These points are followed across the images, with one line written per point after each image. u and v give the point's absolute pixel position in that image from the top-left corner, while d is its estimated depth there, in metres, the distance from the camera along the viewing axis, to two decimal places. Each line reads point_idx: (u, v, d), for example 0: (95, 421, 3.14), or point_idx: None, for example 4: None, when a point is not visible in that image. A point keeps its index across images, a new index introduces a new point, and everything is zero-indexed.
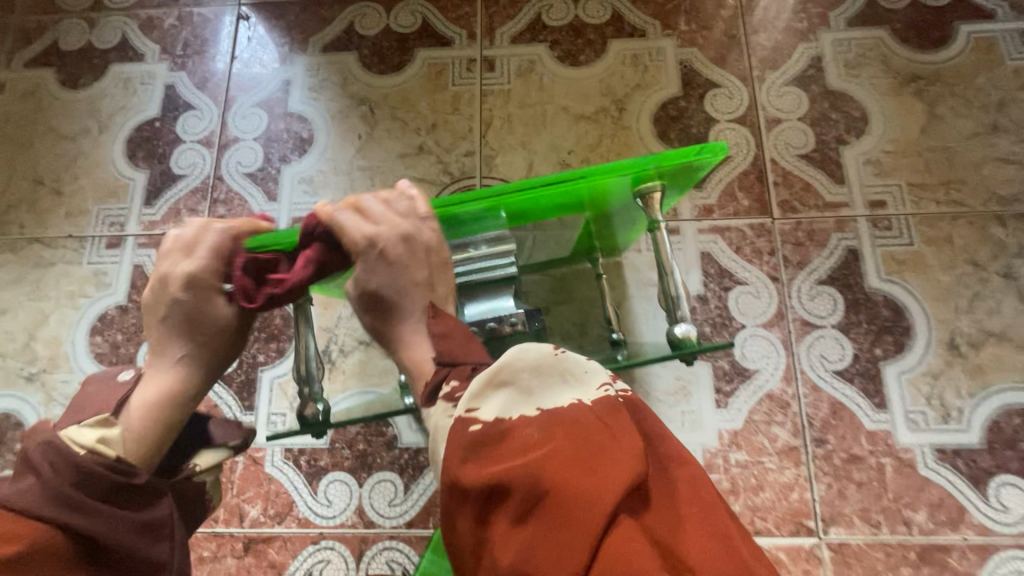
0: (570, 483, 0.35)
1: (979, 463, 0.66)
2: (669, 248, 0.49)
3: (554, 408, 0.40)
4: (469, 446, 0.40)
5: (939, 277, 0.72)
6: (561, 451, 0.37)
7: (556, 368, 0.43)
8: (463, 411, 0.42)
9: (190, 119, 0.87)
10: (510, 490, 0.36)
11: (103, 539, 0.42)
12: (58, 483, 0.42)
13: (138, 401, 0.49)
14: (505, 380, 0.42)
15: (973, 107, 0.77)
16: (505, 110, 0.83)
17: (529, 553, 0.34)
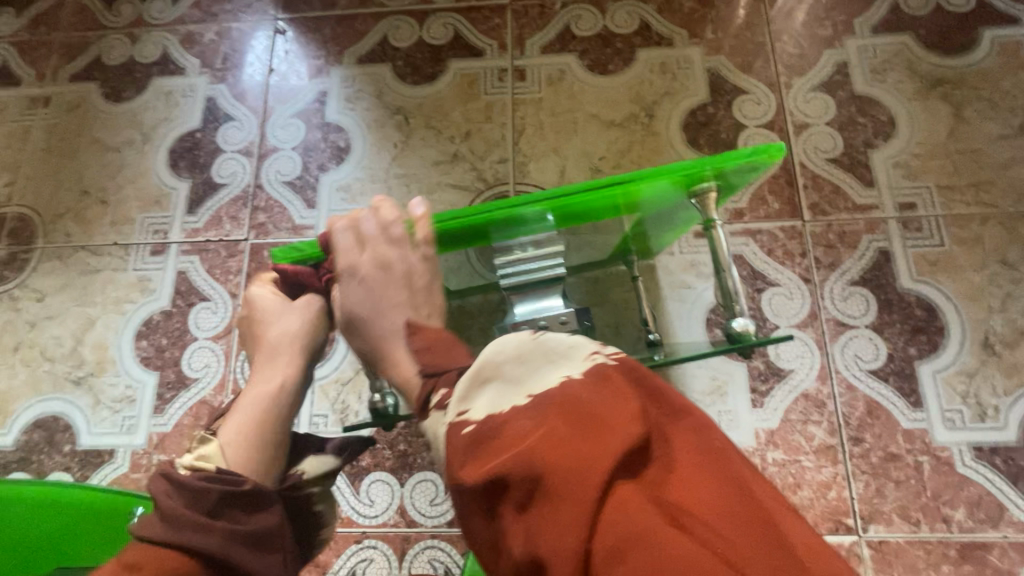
0: (566, 464, 0.35)
1: (1017, 461, 0.66)
2: (726, 248, 0.50)
3: (544, 392, 0.40)
4: (466, 446, 0.40)
5: (971, 277, 0.73)
6: (555, 430, 0.37)
7: (538, 351, 0.42)
8: (453, 417, 0.42)
9: (230, 130, 0.90)
10: (512, 483, 0.36)
11: (219, 553, 0.45)
12: (175, 513, 0.46)
13: (236, 424, 0.54)
14: (491, 376, 0.42)
15: (999, 110, 0.79)
16: (536, 118, 0.85)
17: (537, 536, 0.34)
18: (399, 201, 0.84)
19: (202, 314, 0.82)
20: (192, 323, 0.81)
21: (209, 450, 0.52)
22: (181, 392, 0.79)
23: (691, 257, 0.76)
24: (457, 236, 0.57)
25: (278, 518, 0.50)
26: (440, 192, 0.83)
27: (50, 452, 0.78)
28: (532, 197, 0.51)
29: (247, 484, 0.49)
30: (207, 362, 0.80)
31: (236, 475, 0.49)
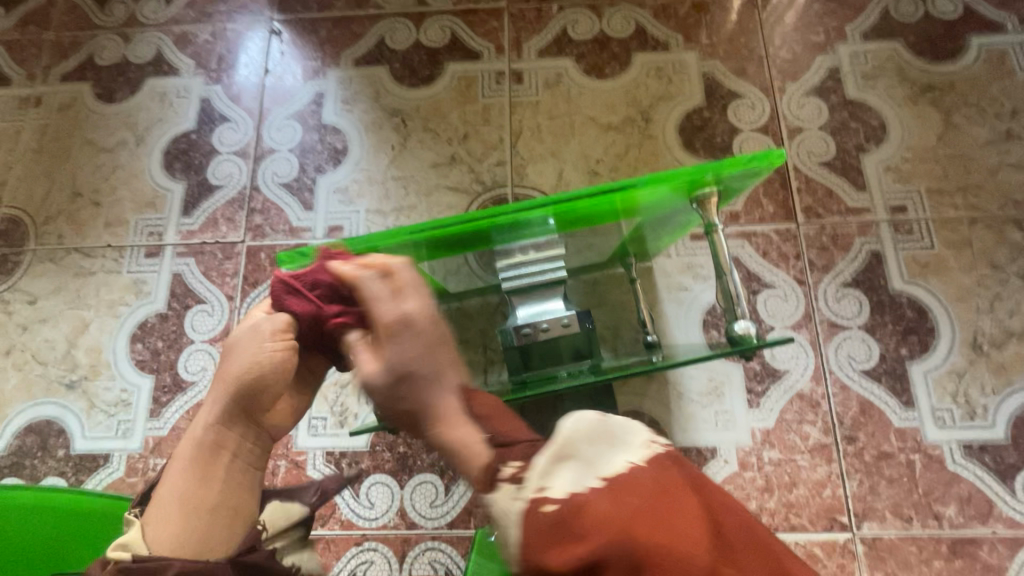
0: (671, 550, 0.37)
1: (1005, 458, 0.68)
2: (727, 253, 0.50)
3: (615, 476, 0.41)
4: (549, 529, 0.39)
5: (960, 279, 0.74)
6: (644, 519, 0.38)
7: (610, 436, 0.44)
8: (532, 492, 0.41)
9: (225, 131, 0.90)
10: (613, 567, 0.37)
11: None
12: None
13: (178, 507, 0.49)
14: (569, 452, 0.43)
15: (986, 115, 0.80)
16: (533, 120, 0.86)
17: None
18: (397, 204, 0.84)
19: (198, 317, 0.81)
20: (188, 326, 0.81)
21: (130, 535, 0.48)
22: (177, 396, 0.78)
23: (688, 259, 0.77)
24: (458, 241, 0.57)
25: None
26: (439, 195, 0.84)
27: (44, 456, 0.77)
28: (534, 202, 0.51)
29: (171, 569, 0.46)
30: (204, 365, 0.79)
31: (159, 559, 0.46)
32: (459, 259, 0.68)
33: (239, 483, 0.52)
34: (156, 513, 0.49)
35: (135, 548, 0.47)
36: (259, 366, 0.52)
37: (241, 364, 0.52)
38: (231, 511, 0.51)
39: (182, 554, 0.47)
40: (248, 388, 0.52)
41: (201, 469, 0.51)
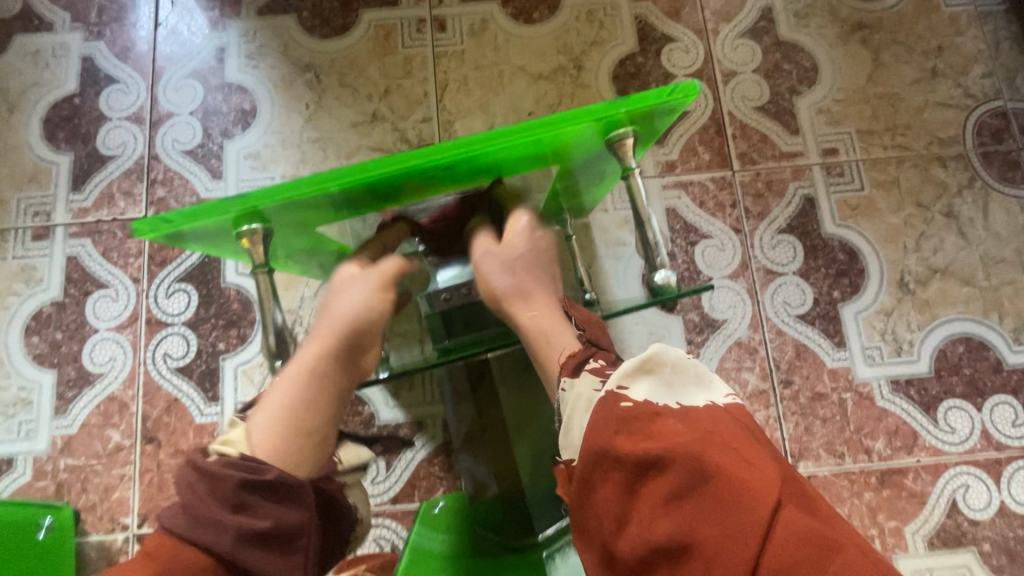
0: (743, 469, 0.35)
1: (929, 390, 0.70)
2: (645, 198, 0.48)
3: (693, 406, 0.40)
4: (622, 420, 0.40)
5: (889, 219, 0.75)
6: (718, 438, 0.37)
7: (699, 376, 0.43)
8: (613, 386, 0.42)
9: (114, 94, 0.80)
10: (677, 471, 0.36)
11: (230, 558, 0.38)
12: (197, 502, 0.39)
13: (277, 407, 0.46)
14: (652, 369, 0.43)
15: (914, 53, 0.80)
16: (459, 72, 0.80)
17: (689, 523, 0.34)
18: (316, 168, 0.77)
19: (101, 302, 0.73)
20: (90, 313, 0.73)
21: (234, 435, 0.45)
22: (84, 390, 0.71)
23: (624, 213, 0.75)
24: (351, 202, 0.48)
25: (308, 515, 0.43)
26: (362, 156, 0.78)
27: None
28: (428, 151, 0.43)
29: (270, 474, 0.41)
30: (111, 355, 0.72)
31: (259, 464, 0.42)
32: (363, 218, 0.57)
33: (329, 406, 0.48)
34: (259, 418, 0.46)
35: (237, 450, 0.43)
36: (365, 312, 0.52)
37: (341, 315, 0.51)
38: (321, 435, 0.46)
39: (281, 466, 0.43)
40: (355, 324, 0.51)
41: (310, 386, 0.48)
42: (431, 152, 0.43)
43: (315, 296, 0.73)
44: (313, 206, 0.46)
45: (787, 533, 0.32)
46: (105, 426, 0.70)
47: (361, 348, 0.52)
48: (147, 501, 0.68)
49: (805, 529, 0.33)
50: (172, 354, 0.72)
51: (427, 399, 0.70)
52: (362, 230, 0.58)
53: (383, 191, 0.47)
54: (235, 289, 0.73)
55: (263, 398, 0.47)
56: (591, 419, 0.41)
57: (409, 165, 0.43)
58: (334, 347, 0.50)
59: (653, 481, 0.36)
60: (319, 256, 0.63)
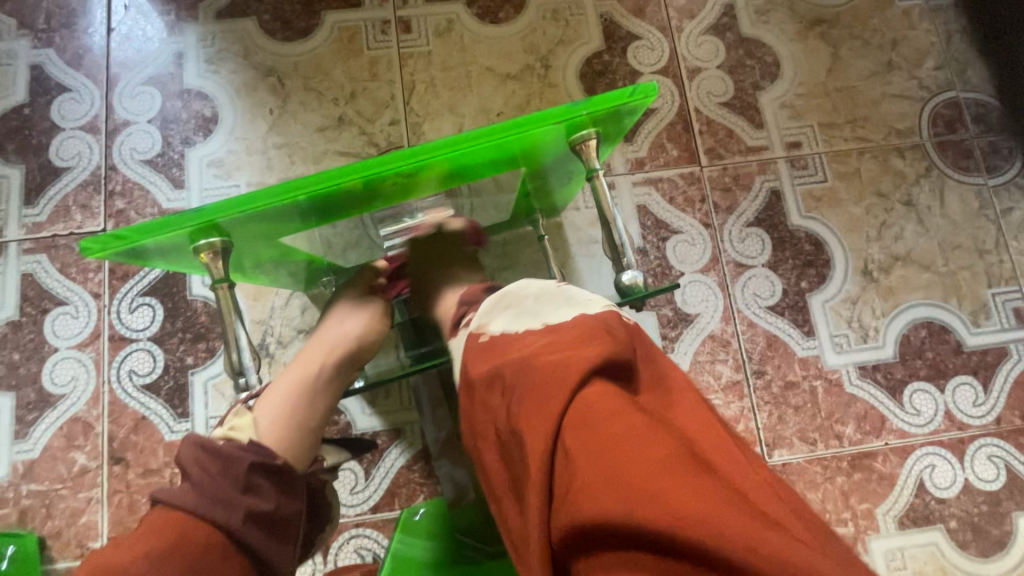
0: (564, 353, 0.37)
1: (895, 375, 0.72)
2: (611, 200, 0.48)
3: (558, 322, 0.40)
4: (484, 347, 0.42)
5: (851, 210, 0.77)
6: (553, 338, 0.39)
7: (565, 296, 0.43)
8: (474, 327, 0.45)
9: (67, 103, 0.77)
10: (509, 371, 0.38)
11: (239, 535, 0.40)
12: (206, 480, 0.41)
13: (279, 405, 0.47)
14: (512, 304, 0.45)
15: (870, 47, 0.82)
16: (426, 73, 0.79)
17: (516, 408, 0.36)
18: (283, 175, 0.76)
19: (60, 320, 0.71)
20: (49, 332, 0.70)
21: (242, 422, 0.45)
22: (46, 412, 0.69)
23: (596, 211, 0.75)
24: (312, 212, 0.47)
25: (302, 506, 0.45)
26: (329, 161, 0.76)
27: None
28: (389, 157, 0.42)
29: (279, 462, 0.44)
30: (73, 375, 0.69)
31: (270, 452, 0.44)
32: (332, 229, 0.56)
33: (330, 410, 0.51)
34: (267, 408, 0.47)
35: (246, 437, 0.44)
36: (367, 329, 0.55)
37: (345, 329, 0.54)
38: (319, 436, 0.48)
39: (285, 457, 0.45)
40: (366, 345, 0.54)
41: (315, 390, 0.50)
42: (394, 159, 0.42)
43: (287, 304, 0.72)
44: (278, 216, 0.45)
45: (590, 403, 0.34)
46: (69, 448, 0.68)
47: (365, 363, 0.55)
48: (117, 523, 0.66)
49: (612, 399, 0.34)
50: (138, 371, 0.70)
51: (404, 405, 0.70)
52: (332, 239, 0.57)
53: (351, 200, 0.47)
54: (202, 302, 0.71)
55: (268, 391, 0.48)
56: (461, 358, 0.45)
57: (371, 173, 0.42)
58: (341, 357, 0.53)
59: (490, 384, 0.39)
60: (288, 265, 0.62)
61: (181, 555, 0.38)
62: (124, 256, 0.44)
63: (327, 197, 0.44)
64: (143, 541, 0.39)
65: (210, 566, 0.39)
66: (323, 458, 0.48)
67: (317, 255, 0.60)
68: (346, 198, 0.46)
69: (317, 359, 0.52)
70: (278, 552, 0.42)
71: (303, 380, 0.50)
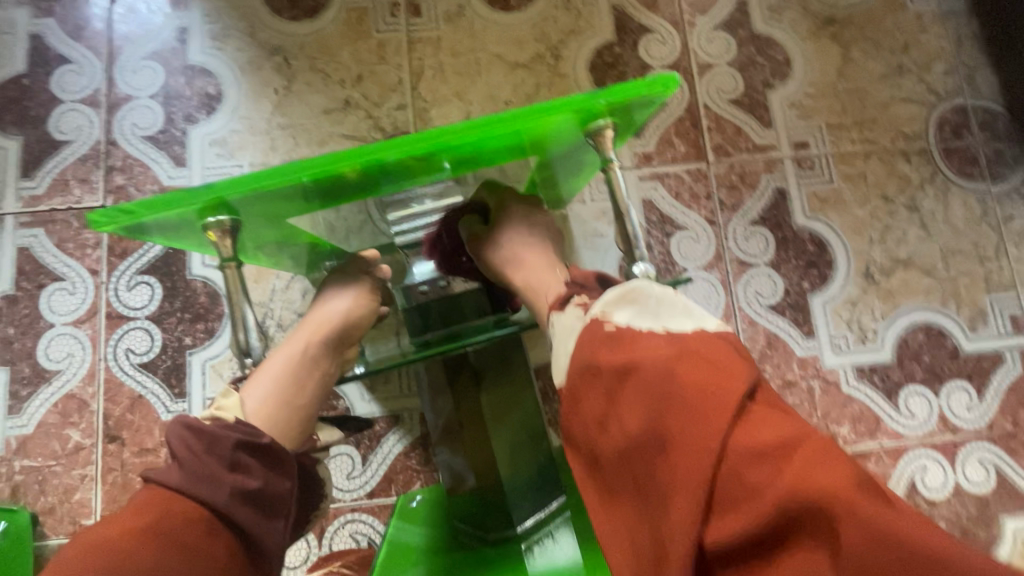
0: (711, 369, 0.36)
1: (892, 377, 0.73)
2: (624, 191, 0.47)
3: (682, 331, 0.39)
4: (604, 337, 0.41)
5: (856, 212, 0.77)
6: (690, 347, 0.38)
7: (684, 306, 0.41)
8: (596, 313, 0.43)
9: (67, 74, 0.75)
10: (643, 377, 0.37)
11: (225, 512, 0.37)
12: (189, 458, 0.38)
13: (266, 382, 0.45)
14: (634, 299, 0.42)
15: (881, 49, 0.82)
16: (435, 58, 0.78)
17: (660, 418, 0.35)
18: (287, 156, 0.75)
19: (56, 296, 0.70)
20: (45, 308, 0.70)
21: (229, 402, 0.43)
22: (40, 388, 0.68)
23: (602, 204, 0.75)
24: (321, 192, 0.46)
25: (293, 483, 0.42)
26: (334, 144, 0.75)
27: None
28: (404, 140, 0.41)
29: (265, 440, 0.41)
30: (69, 351, 0.69)
31: (255, 429, 0.41)
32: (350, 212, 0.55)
33: (322, 386, 0.48)
34: (255, 389, 0.44)
35: (231, 415, 0.42)
36: (358, 314, 0.52)
37: (333, 311, 0.51)
38: (310, 414, 0.46)
39: (274, 436, 0.43)
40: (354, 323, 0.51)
41: (305, 367, 0.47)
42: (407, 142, 0.41)
43: (287, 287, 0.71)
44: (285, 196, 0.45)
45: (749, 431, 0.33)
46: (64, 425, 0.67)
47: (354, 341, 0.52)
48: (111, 502, 0.66)
49: (773, 424, 0.34)
50: (135, 349, 0.69)
51: (404, 392, 0.69)
52: (333, 222, 0.56)
53: (364, 180, 0.46)
54: (201, 283, 0.71)
55: (257, 369, 0.46)
56: (577, 338, 0.43)
57: (383, 154, 0.42)
58: (329, 332, 0.50)
59: (621, 381, 0.38)
60: (290, 248, 0.61)
61: (168, 531, 0.35)
62: (130, 231, 0.43)
63: (336, 179, 0.44)
64: (130, 517, 0.36)
65: (199, 542, 0.36)
66: (315, 437, 0.46)
67: (320, 237, 0.59)
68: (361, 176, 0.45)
69: (302, 336, 0.49)
70: (267, 530, 0.39)
71: (291, 357, 0.47)
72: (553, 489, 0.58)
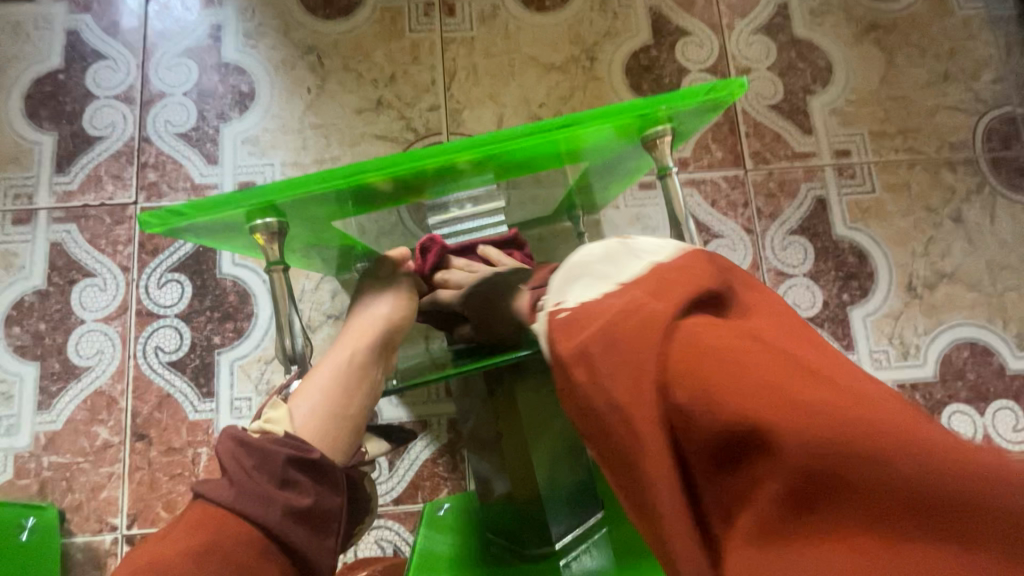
0: (652, 311, 0.33)
1: (934, 395, 0.70)
2: (682, 199, 0.46)
3: (634, 279, 0.36)
4: (562, 325, 0.35)
5: (898, 223, 0.75)
6: (633, 295, 0.35)
7: (626, 249, 0.39)
8: (549, 307, 0.38)
9: (102, 70, 0.75)
10: (594, 345, 0.33)
11: (277, 532, 0.35)
12: (241, 475, 0.36)
13: (314, 394, 0.43)
14: (583, 270, 0.38)
15: (927, 55, 0.79)
16: (468, 59, 0.77)
17: (616, 380, 0.32)
18: (318, 156, 0.74)
19: (87, 292, 0.70)
20: (76, 303, 0.69)
21: (277, 413, 0.41)
22: (70, 384, 0.68)
23: (636, 210, 0.73)
24: (367, 194, 0.45)
25: (344, 500, 0.39)
26: (365, 145, 0.75)
27: None
28: (459, 144, 0.40)
29: (315, 454, 0.39)
30: (99, 348, 0.69)
31: (304, 443, 0.39)
32: (391, 215, 0.54)
33: (368, 398, 0.45)
34: (303, 400, 0.42)
35: (282, 429, 0.40)
36: (401, 319, 0.50)
37: (376, 317, 0.49)
38: (360, 425, 0.43)
39: (324, 449, 0.41)
40: (396, 333, 0.49)
41: (352, 375, 0.45)
42: (462, 147, 0.40)
43: (317, 289, 0.70)
44: (333, 198, 0.44)
45: (698, 355, 0.30)
46: (92, 422, 0.67)
47: (394, 349, 0.50)
48: (137, 501, 0.65)
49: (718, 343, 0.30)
50: (164, 347, 0.69)
51: (434, 398, 0.69)
52: (368, 223, 0.55)
53: (412, 185, 0.45)
54: (231, 282, 0.70)
55: (304, 380, 0.44)
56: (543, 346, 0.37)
57: (436, 159, 0.40)
58: (373, 340, 0.48)
59: (582, 363, 0.33)
60: (323, 249, 0.60)
61: (221, 553, 0.34)
62: (174, 232, 0.43)
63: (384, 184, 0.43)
64: (183, 536, 0.34)
65: (251, 564, 0.34)
66: (364, 450, 0.44)
67: (352, 239, 0.58)
68: (412, 180, 0.44)
69: (347, 345, 0.47)
70: (318, 550, 0.37)
71: (333, 368, 0.45)
72: (591, 505, 0.58)
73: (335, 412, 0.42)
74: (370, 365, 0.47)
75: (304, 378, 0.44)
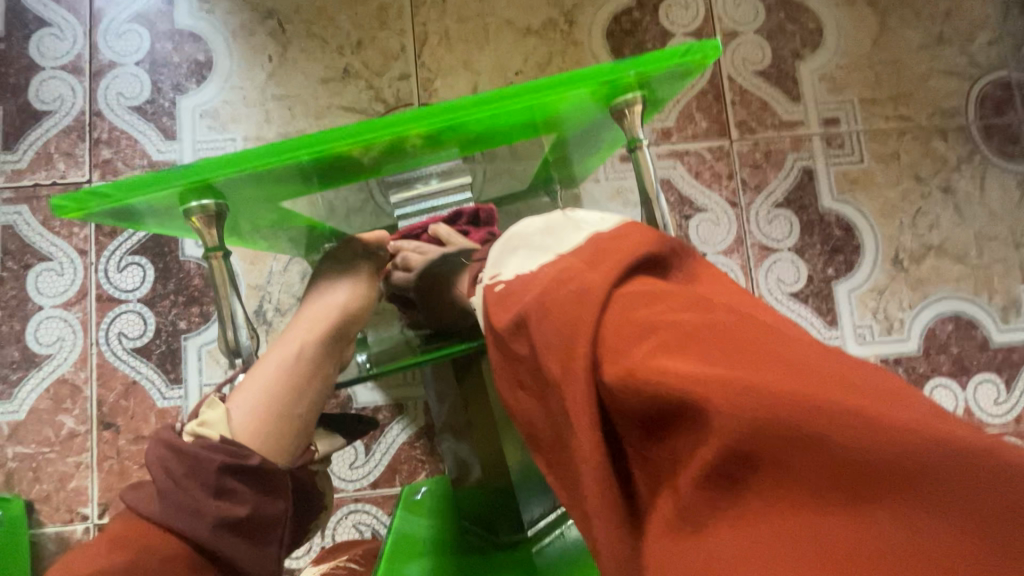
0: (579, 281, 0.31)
1: (917, 369, 0.70)
2: (654, 174, 0.43)
3: (574, 248, 0.35)
4: (495, 301, 0.35)
5: (886, 194, 0.73)
6: (572, 266, 0.32)
7: (568, 223, 0.38)
8: (487, 281, 0.37)
9: (46, 39, 0.70)
10: (536, 319, 0.31)
11: (209, 545, 0.34)
12: (173, 487, 0.35)
13: (254, 391, 0.40)
14: (520, 244, 0.38)
15: (921, 18, 0.76)
16: (440, 24, 0.73)
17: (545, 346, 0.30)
18: (282, 130, 0.70)
19: (43, 277, 0.67)
20: (32, 288, 0.66)
21: (213, 416, 0.39)
22: (30, 372, 0.65)
23: (618, 184, 0.71)
24: (313, 172, 0.42)
25: (288, 503, 0.38)
26: (332, 117, 0.71)
27: None
28: (410, 113, 0.37)
29: (254, 459, 0.37)
30: (59, 336, 0.66)
31: (241, 448, 0.37)
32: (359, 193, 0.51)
33: (317, 391, 0.43)
34: (242, 399, 0.40)
35: (217, 433, 0.38)
36: (357, 309, 0.48)
37: (330, 306, 0.47)
38: (303, 424, 0.41)
39: (265, 455, 0.38)
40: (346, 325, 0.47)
41: (301, 369, 0.43)
42: (413, 117, 0.37)
43: (285, 270, 0.68)
44: (281, 175, 0.40)
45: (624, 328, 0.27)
46: (57, 411, 0.65)
47: (353, 337, 0.48)
48: (108, 490, 0.64)
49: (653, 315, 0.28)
50: (128, 333, 0.66)
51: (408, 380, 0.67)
52: (334, 202, 0.52)
53: (362, 163, 0.42)
54: (194, 264, 0.67)
55: (245, 378, 0.41)
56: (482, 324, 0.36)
57: (388, 131, 0.37)
58: (323, 333, 0.45)
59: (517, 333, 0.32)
60: (287, 230, 0.57)
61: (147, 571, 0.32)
62: (107, 216, 0.40)
63: (335, 159, 0.40)
64: (110, 551, 0.33)
65: None
66: (313, 448, 0.42)
67: (316, 220, 0.55)
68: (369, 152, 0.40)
69: (291, 337, 0.45)
70: (256, 560, 0.36)
71: (272, 362, 0.42)
72: None
73: (273, 414, 0.40)
74: (319, 357, 0.45)
75: (247, 373, 0.42)
